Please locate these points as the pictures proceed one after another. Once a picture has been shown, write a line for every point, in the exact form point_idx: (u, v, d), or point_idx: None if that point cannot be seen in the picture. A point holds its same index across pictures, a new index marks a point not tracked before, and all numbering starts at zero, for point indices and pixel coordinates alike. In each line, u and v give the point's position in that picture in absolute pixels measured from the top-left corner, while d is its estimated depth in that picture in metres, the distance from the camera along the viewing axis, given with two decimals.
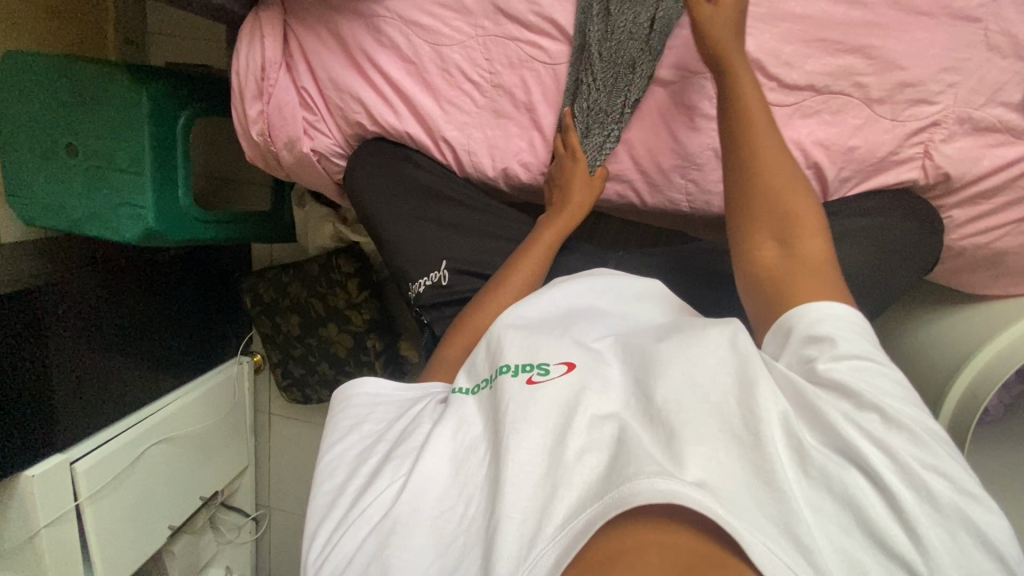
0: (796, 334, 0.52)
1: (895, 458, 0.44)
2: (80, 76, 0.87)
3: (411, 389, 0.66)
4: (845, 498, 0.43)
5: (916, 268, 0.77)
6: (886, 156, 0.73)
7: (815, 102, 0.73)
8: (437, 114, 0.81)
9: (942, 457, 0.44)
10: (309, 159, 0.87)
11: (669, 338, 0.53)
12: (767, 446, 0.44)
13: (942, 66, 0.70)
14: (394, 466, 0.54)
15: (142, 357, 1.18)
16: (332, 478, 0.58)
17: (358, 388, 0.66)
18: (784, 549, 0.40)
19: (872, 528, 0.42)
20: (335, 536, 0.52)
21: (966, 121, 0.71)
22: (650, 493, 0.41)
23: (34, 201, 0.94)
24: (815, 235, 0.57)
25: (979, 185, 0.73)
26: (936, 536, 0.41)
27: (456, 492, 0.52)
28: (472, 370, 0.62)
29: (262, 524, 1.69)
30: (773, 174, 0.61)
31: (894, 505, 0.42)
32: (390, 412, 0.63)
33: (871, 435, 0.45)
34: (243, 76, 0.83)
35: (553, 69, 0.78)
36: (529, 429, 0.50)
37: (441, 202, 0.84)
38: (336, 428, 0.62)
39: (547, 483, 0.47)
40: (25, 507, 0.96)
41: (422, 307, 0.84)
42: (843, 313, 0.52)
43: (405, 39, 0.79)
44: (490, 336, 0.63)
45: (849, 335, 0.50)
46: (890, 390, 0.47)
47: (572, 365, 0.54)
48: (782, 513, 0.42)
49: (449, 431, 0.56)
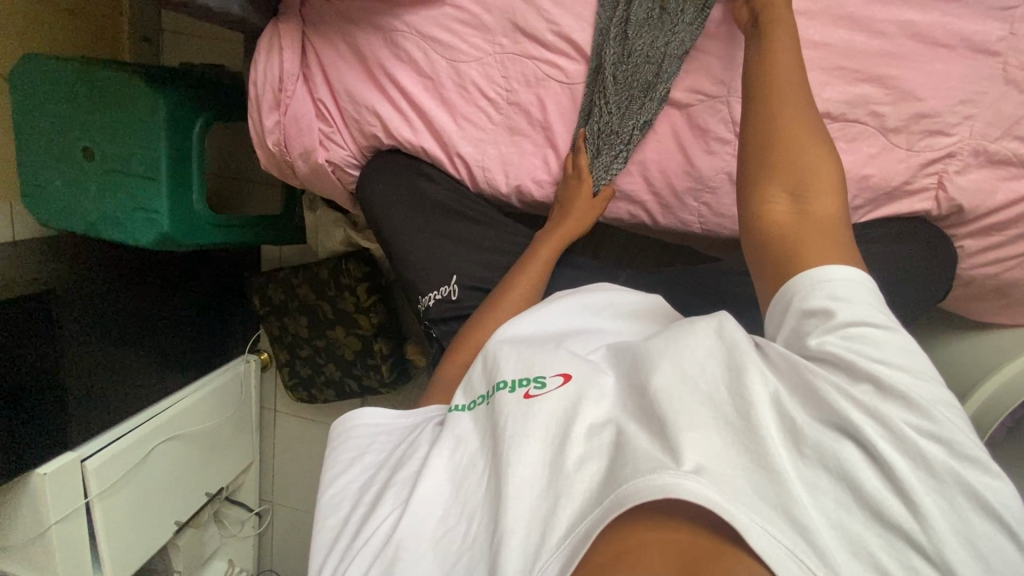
0: (802, 298, 0.50)
1: (891, 430, 0.43)
2: (99, 82, 0.88)
3: (409, 416, 0.68)
4: (840, 473, 0.43)
5: (927, 297, 0.78)
6: (899, 186, 0.74)
7: (831, 129, 0.73)
8: (452, 130, 0.81)
9: (943, 423, 0.43)
10: (324, 170, 0.88)
11: (658, 337, 0.54)
12: (761, 430, 0.45)
13: (960, 99, 0.70)
14: (394, 494, 0.56)
15: (156, 355, 1.19)
16: (336, 513, 0.59)
17: (357, 419, 0.68)
18: (782, 530, 0.40)
19: (869, 501, 0.42)
20: (342, 566, 0.53)
21: (981, 154, 0.71)
22: (649, 490, 0.42)
23: (51, 202, 0.95)
24: (828, 195, 0.56)
25: (993, 217, 0.73)
26: (934, 504, 0.41)
27: (458, 510, 0.54)
28: (469, 386, 0.65)
29: (265, 519, 1.71)
30: (790, 145, 0.58)
31: (890, 477, 0.42)
32: (389, 442, 0.65)
33: (866, 406, 0.44)
34: (261, 87, 0.83)
35: (569, 88, 0.78)
36: (529, 443, 0.52)
37: (451, 216, 0.85)
38: (337, 461, 0.64)
39: (548, 495, 0.48)
40: (37, 504, 0.98)
41: (432, 320, 0.85)
42: (852, 276, 0.50)
43: (422, 55, 0.79)
44: (486, 352, 0.65)
45: (852, 299, 0.49)
46: (888, 357, 0.46)
47: (568, 376, 0.56)
48: (778, 494, 0.42)
49: (447, 451, 0.58)
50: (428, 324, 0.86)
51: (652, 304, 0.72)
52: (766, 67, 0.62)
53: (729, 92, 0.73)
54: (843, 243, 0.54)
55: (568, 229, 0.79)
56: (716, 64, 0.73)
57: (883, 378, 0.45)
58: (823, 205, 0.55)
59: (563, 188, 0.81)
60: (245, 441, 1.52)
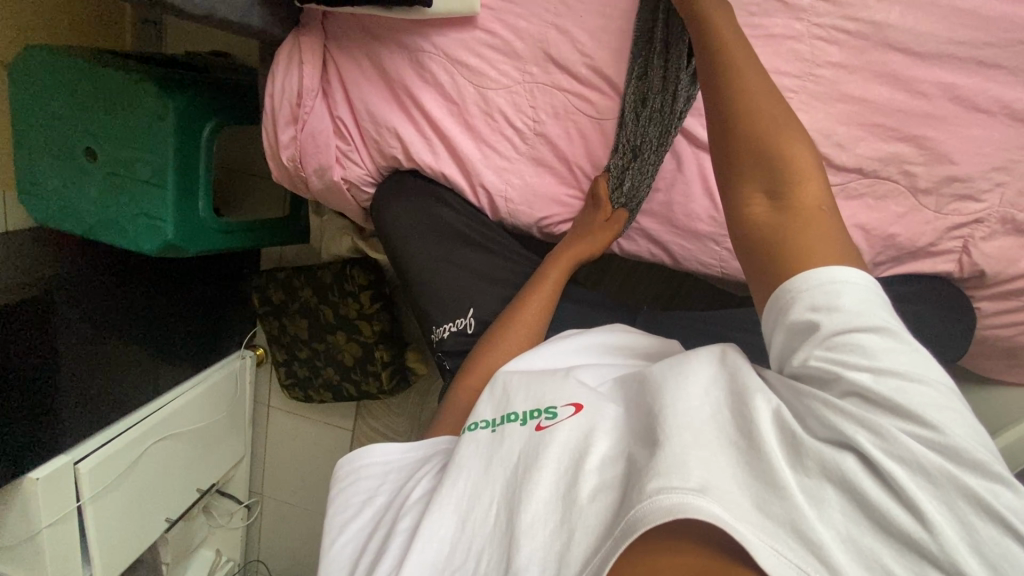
0: (795, 308, 0.44)
1: (891, 443, 0.38)
2: (103, 82, 0.84)
3: (416, 450, 0.65)
4: (843, 485, 0.38)
5: (941, 355, 0.78)
6: (924, 246, 0.73)
7: (861, 184, 0.73)
8: (476, 158, 0.79)
9: (941, 426, 0.38)
10: (339, 187, 0.85)
11: (667, 361, 0.53)
12: (767, 446, 0.41)
13: (994, 166, 0.69)
14: (399, 538, 0.55)
15: (148, 353, 1.17)
16: (345, 564, 0.57)
17: (364, 458, 0.66)
18: (793, 549, 0.37)
19: (878, 515, 0.37)
20: None
21: (1008, 222, 0.71)
22: (655, 512, 0.39)
23: (46, 200, 0.91)
24: (811, 177, 0.49)
25: (1013, 283, 0.73)
26: (943, 517, 0.36)
27: (466, 542, 0.52)
28: (477, 410, 0.62)
29: (254, 511, 1.70)
30: (775, 126, 0.51)
31: (893, 488, 0.37)
32: (397, 480, 0.63)
33: (855, 414, 0.39)
34: (277, 100, 0.80)
35: (599, 123, 0.75)
36: (542, 474, 0.50)
37: (466, 240, 0.83)
38: (348, 507, 0.62)
39: (563, 529, 0.47)
40: (27, 509, 0.96)
41: (445, 353, 0.82)
42: (849, 278, 0.43)
43: (449, 78, 0.76)
44: (494, 382, 0.64)
45: (845, 305, 0.42)
46: (880, 361, 0.40)
47: (579, 406, 0.55)
48: (787, 511, 0.38)
49: (456, 479, 0.56)
50: (440, 357, 0.83)
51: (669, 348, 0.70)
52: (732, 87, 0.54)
53: None
54: (835, 231, 0.47)
55: (576, 256, 0.76)
56: None
57: (877, 387, 0.39)
58: (805, 193, 0.48)
59: (579, 219, 0.78)
60: (237, 437, 1.50)
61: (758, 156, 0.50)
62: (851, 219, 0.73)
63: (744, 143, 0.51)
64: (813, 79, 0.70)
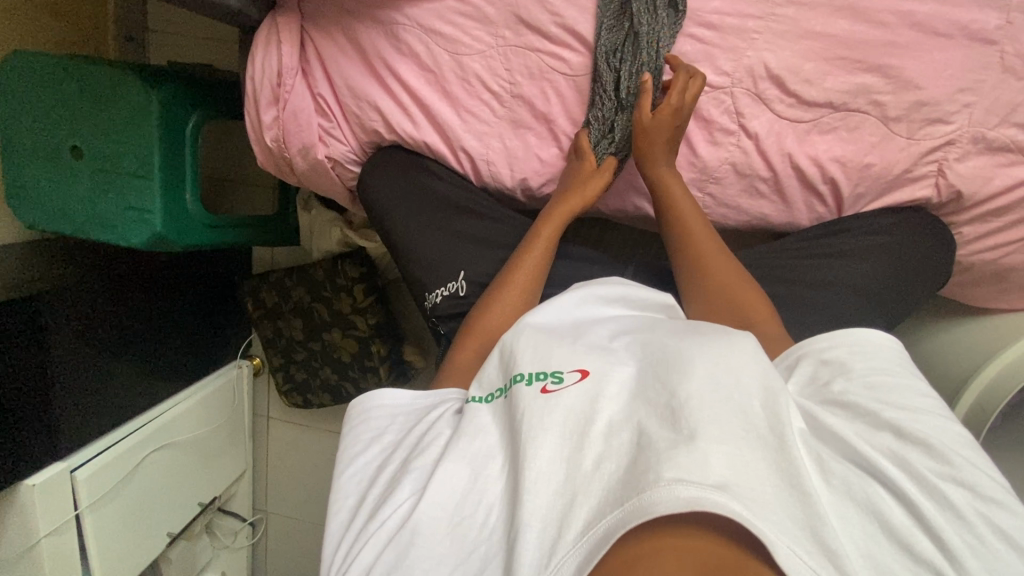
0: (809, 359, 0.59)
1: (915, 473, 0.48)
2: (89, 79, 0.86)
3: (427, 398, 0.67)
4: (867, 505, 0.47)
5: (927, 284, 0.79)
6: (901, 173, 0.75)
7: (833, 119, 0.74)
8: (456, 124, 0.80)
9: (959, 466, 0.48)
10: (324, 166, 0.86)
11: (695, 343, 0.55)
12: (792, 451, 0.47)
13: (959, 87, 0.71)
14: (411, 476, 0.57)
15: (143, 363, 1.15)
16: (355, 491, 0.61)
17: (376, 400, 0.68)
18: (809, 552, 0.42)
19: (899, 535, 0.46)
20: (355, 546, 0.55)
21: (980, 141, 0.72)
22: (673, 502, 0.42)
23: (34, 202, 0.92)
24: (755, 297, 0.69)
25: (990, 203, 0.75)
26: (962, 540, 0.45)
27: (474, 498, 0.54)
28: (485, 376, 0.64)
29: (259, 528, 1.66)
30: (709, 252, 0.73)
31: (918, 517, 0.46)
32: (408, 423, 0.65)
33: (888, 449, 0.49)
34: (258, 82, 0.81)
35: (573, 80, 0.77)
36: (547, 437, 0.52)
37: (455, 209, 0.83)
38: (357, 442, 0.64)
39: (565, 491, 0.49)
40: (24, 518, 0.95)
41: (438, 318, 0.83)
42: (863, 340, 0.58)
43: (425, 48, 0.78)
44: (502, 345, 0.64)
45: (860, 355, 0.57)
46: (900, 403, 0.52)
47: (585, 372, 0.56)
48: (807, 516, 0.44)
49: (465, 440, 0.57)
50: (434, 322, 0.84)
51: (663, 303, 0.71)
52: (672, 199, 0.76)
53: (734, 82, 0.74)
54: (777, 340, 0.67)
55: (566, 210, 0.77)
56: (720, 54, 0.74)
57: (901, 425, 0.50)
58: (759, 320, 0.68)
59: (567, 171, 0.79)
60: (238, 448, 1.48)
61: (717, 289, 0.71)
62: (826, 153, 0.75)
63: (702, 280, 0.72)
64: (777, 18, 0.72)
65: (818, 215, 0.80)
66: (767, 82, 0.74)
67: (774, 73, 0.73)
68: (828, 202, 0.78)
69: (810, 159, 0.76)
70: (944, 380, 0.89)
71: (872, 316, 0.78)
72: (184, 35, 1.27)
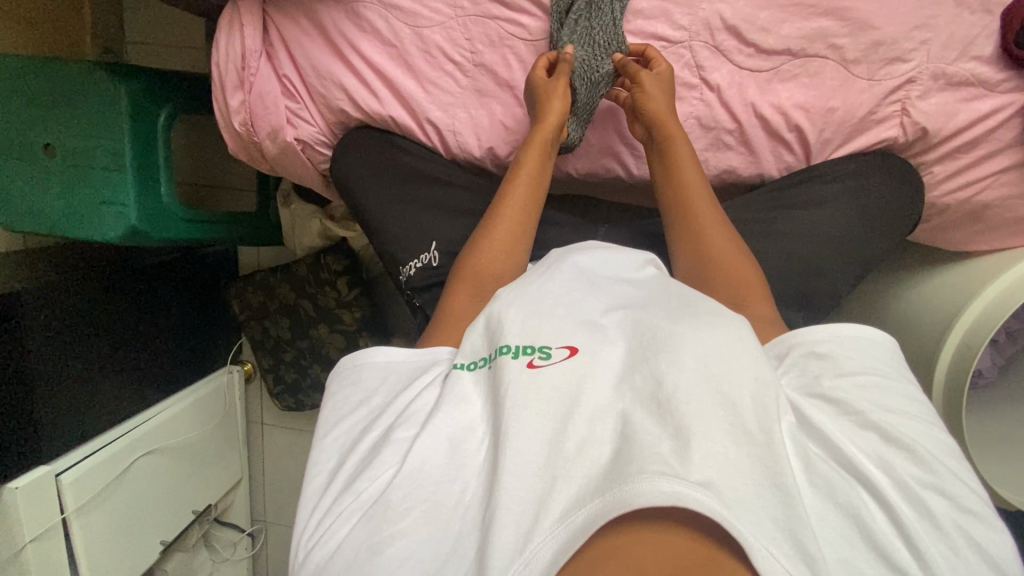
0: (799, 349, 0.55)
1: (898, 479, 0.46)
2: (57, 76, 0.87)
3: (419, 355, 0.60)
4: (849, 509, 0.45)
5: (899, 227, 0.79)
6: (865, 116, 0.75)
7: (793, 66, 0.75)
8: (420, 96, 0.81)
9: (943, 475, 0.46)
10: (293, 149, 0.87)
11: (688, 323, 0.51)
12: (779, 448, 0.45)
13: (914, 24, 0.71)
14: (392, 447, 0.51)
15: (128, 370, 1.14)
16: (336, 456, 0.55)
17: (369, 357, 0.61)
18: (787, 556, 0.40)
19: (877, 540, 0.44)
20: (329, 519, 0.50)
21: (940, 77, 0.73)
22: (655, 495, 0.40)
23: (11, 203, 0.94)
24: (740, 256, 0.66)
25: (956, 139, 0.75)
26: (938, 551, 0.43)
27: (453, 474, 0.49)
28: (467, 343, 0.58)
29: (258, 540, 1.61)
30: (703, 208, 0.69)
31: (899, 523, 0.44)
32: (398, 384, 0.58)
33: (872, 454, 0.47)
34: (223, 67, 0.83)
35: (532, 46, 0.78)
36: (528, 417, 0.48)
37: (428, 183, 0.83)
38: (347, 403, 0.58)
39: (546, 475, 0.45)
40: (10, 522, 0.94)
41: (413, 290, 0.82)
42: (861, 335, 0.54)
43: (385, 23, 0.79)
44: (489, 315, 0.57)
45: (857, 353, 0.53)
46: (890, 405, 0.49)
47: (575, 349, 0.52)
48: (788, 518, 0.41)
49: (449, 413, 0.52)
50: (409, 295, 0.83)
51: (647, 259, 0.65)
52: (674, 161, 0.72)
53: (691, 36, 0.75)
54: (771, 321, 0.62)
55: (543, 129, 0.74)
56: (675, 9, 0.74)
57: (889, 429, 0.48)
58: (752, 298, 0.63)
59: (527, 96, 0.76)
60: (231, 455, 1.46)
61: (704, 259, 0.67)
62: (789, 100, 0.75)
63: (693, 239, 0.68)
64: None
65: (786, 165, 0.80)
66: (724, 33, 0.74)
67: (730, 23, 0.73)
68: (796, 150, 0.78)
69: (774, 107, 0.75)
70: (929, 322, 0.86)
71: (849, 261, 0.77)
72: (167, 45, 1.31)
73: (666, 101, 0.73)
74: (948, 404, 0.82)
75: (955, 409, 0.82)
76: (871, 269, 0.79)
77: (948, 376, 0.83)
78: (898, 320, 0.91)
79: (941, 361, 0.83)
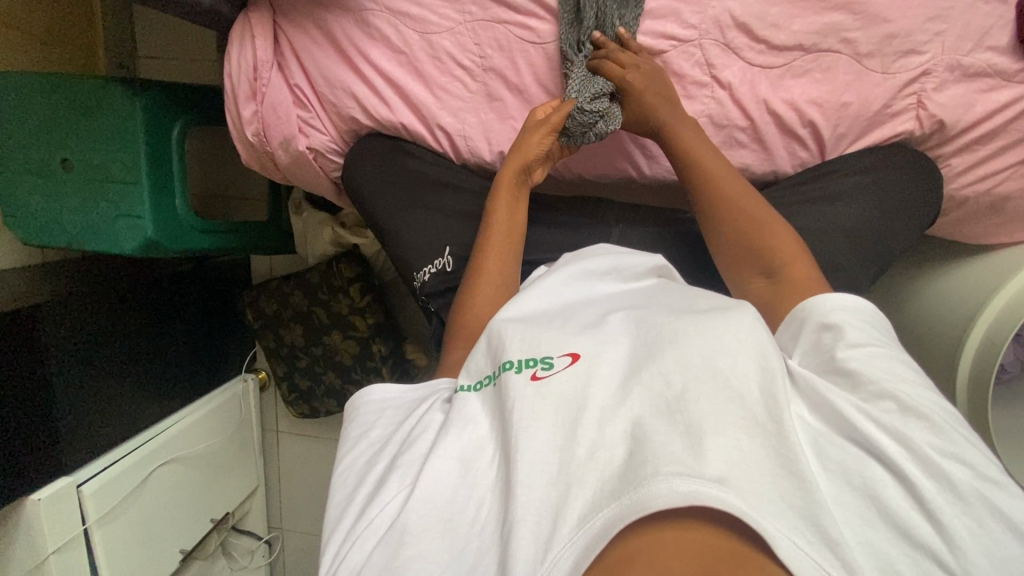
0: (810, 322, 0.55)
1: (915, 449, 0.44)
2: (73, 94, 0.88)
3: (416, 390, 0.62)
4: (866, 489, 0.44)
5: (917, 222, 0.78)
6: (880, 110, 0.74)
7: (805, 61, 0.74)
8: (431, 102, 0.81)
9: (960, 444, 0.45)
10: (306, 157, 0.88)
11: (688, 321, 0.51)
12: (791, 436, 0.44)
13: (928, 16, 0.71)
14: (400, 471, 0.51)
15: (145, 382, 1.15)
16: (342, 489, 0.55)
17: (364, 396, 0.62)
18: (811, 543, 0.38)
19: (897, 519, 0.42)
20: (344, 550, 0.49)
21: (956, 68, 0.72)
22: (672, 496, 0.39)
23: (32, 217, 0.96)
24: (782, 229, 0.64)
25: (973, 130, 0.74)
26: (963, 525, 0.42)
27: (466, 491, 0.49)
28: (472, 364, 0.58)
29: (275, 547, 1.62)
30: (724, 182, 0.69)
31: (921, 502, 0.43)
32: (397, 417, 0.59)
33: (887, 426, 0.46)
34: (235, 79, 0.84)
35: (541, 48, 0.78)
36: (538, 426, 0.48)
37: (435, 190, 0.84)
38: (346, 440, 0.59)
39: (559, 483, 0.45)
40: (33, 533, 0.95)
41: (428, 295, 0.82)
42: (862, 306, 0.55)
43: (394, 30, 0.79)
44: (490, 331, 0.58)
45: (866, 325, 0.53)
46: (903, 377, 0.49)
47: (576, 356, 0.52)
48: (808, 504, 0.41)
49: (456, 434, 0.52)
50: (424, 300, 0.83)
51: (653, 266, 0.65)
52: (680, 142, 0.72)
53: (702, 34, 0.74)
54: (814, 284, 0.60)
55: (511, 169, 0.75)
56: (685, 8, 0.74)
57: (904, 398, 0.47)
58: (793, 266, 0.62)
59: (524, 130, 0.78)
60: (247, 463, 1.47)
61: (740, 245, 0.66)
62: (802, 96, 0.75)
63: (720, 215, 0.68)
64: None
65: (800, 161, 0.79)
66: (734, 30, 0.74)
67: (741, 21, 0.73)
68: (809, 146, 0.77)
69: (787, 104, 0.75)
70: (949, 316, 0.85)
71: (866, 256, 0.76)
72: (175, 58, 1.32)
73: (660, 94, 0.73)
74: (972, 399, 0.81)
75: (980, 405, 0.80)
76: (887, 266, 0.78)
77: (971, 371, 0.82)
78: (919, 316, 0.90)
79: (963, 356, 0.82)
